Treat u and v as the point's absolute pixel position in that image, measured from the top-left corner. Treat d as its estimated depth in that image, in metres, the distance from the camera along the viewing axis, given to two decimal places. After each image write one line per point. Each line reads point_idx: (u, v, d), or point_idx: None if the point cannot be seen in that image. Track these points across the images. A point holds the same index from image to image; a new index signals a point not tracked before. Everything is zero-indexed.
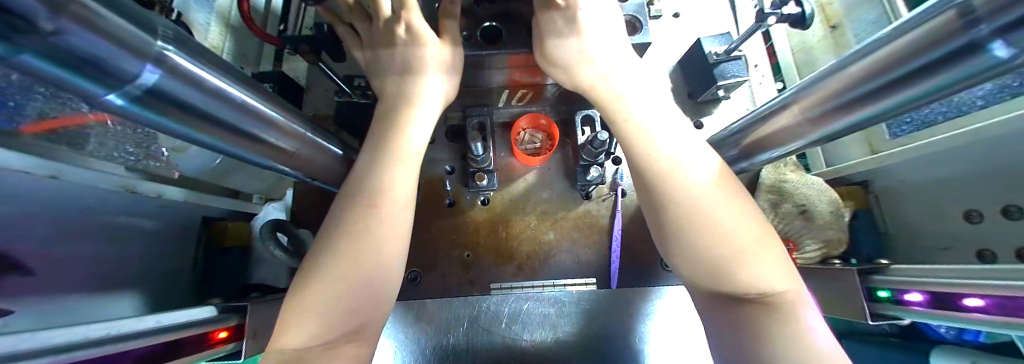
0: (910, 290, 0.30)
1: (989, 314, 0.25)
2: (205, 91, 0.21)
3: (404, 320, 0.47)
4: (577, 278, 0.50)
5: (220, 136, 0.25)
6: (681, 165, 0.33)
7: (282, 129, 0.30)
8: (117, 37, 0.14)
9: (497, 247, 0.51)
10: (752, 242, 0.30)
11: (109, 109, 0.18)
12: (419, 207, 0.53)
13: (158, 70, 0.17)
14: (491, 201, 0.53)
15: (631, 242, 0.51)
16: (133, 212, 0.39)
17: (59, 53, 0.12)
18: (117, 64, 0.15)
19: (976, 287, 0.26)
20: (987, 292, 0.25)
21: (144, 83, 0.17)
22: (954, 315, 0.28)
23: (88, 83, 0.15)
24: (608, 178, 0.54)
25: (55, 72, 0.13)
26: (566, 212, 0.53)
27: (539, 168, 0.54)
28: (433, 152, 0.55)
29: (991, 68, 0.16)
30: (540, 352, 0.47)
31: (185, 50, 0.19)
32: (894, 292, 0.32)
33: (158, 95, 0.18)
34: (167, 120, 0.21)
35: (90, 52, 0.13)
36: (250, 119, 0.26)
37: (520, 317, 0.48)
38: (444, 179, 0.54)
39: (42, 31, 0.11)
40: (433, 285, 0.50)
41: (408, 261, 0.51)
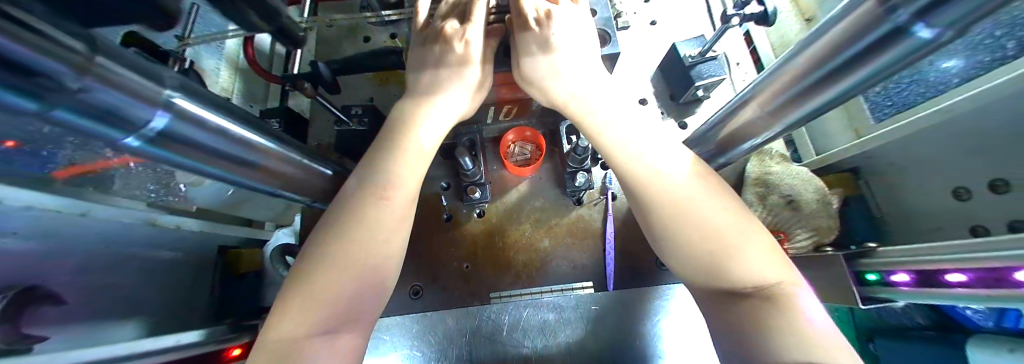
0: (897, 271, 0.31)
1: (965, 288, 0.26)
2: (208, 129, 0.24)
3: (409, 333, 0.48)
4: (574, 283, 0.51)
5: (223, 166, 0.28)
6: (660, 168, 0.35)
7: (281, 157, 0.33)
8: (131, 88, 0.17)
9: (494, 257, 0.53)
10: (739, 233, 0.31)
11: (128, 149, 0.21)
12: (418, 223, 0.55)
13: (167, 114, 0.21)
14: (486, 213, 0.55)
15: (626, 243, 0.52)
16: (154, 244, 0.43)
17: (80, 105, 0.15)
18: (131, 112, 0.18)
19: (951, 262, 0.26)
20: (961, 265, 0.26)
21: (155, 127, 0.20)
22: (938, 293, 0.28)
23: (108, 128, 0.18)
24: (597, 183, 0.55)
25: (79, 120, 0.16)
26: (558, 218, 0.54)
27: (531, 178, 0.57)
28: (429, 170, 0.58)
29: (917, 49, 0.18)
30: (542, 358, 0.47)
31: (192, 96, 0.23)
32: (882, 274, 0.32)
33: (169, 135, 0.22)
34: (177, 156, 0.24)
35: (109, 101, 0.16)
36: (251, 151, 0.29)
37: (521, 324, 0.48)
38: (440, 195, 0.57)
39: (73, 89, 0.14)
40: (435, 298, 0.52)
41: (410, 275, 0.53)
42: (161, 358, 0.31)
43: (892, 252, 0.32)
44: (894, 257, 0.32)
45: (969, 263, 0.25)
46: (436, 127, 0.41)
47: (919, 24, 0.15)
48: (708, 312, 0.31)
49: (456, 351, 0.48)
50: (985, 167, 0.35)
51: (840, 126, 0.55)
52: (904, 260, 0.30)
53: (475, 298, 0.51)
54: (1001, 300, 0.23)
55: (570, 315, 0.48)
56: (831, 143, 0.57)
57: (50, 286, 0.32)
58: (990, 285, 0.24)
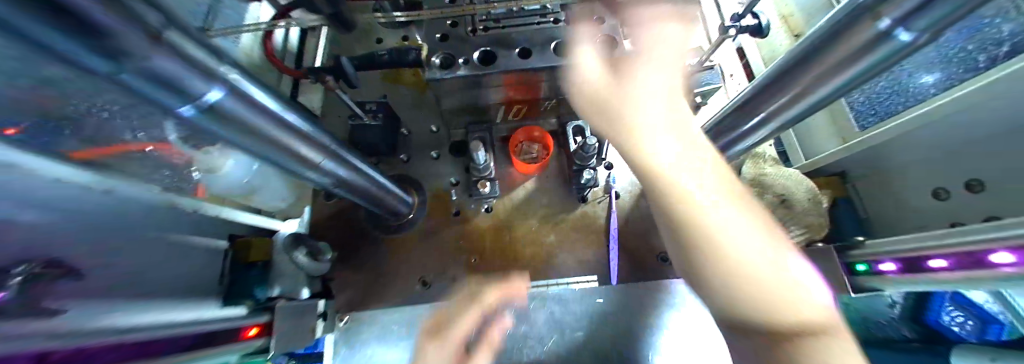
0: (886, 260, 0.33)
1: (955, 270, 0.28)
2: (257, 109, 0.24)
3: (418, 322, 0.50)
4: (579, 277, 0.52)
5: (263, 146, 0.27)
6: (663, 144, 0.27)
7: (317, 143, 0.33)
8: (194, 59, 0.17)
9: (501, 250, 0.55)
10: (748, 238, 0.24)
11: (182, 117, 0.21)
12: (428, 217, 0.57)
13: (223, 89, 0.20)
14: (495, 208, 0.57)
15: (629, 240, 0.54)
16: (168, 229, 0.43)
17: (147, 71, 0.15)
18: (190, 83, 0.18)
19: (936, 246, 0.29)
20: (948, 250, 0.28)
21: (210, 101, 0.20)
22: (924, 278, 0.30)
23: (168, 96, 0.18)
24: (602, 182, 0.57)
25: (145, 85, 0.16)
26: (564, 215, 0.56)
27: (538, 176, 0.59)
28: (439, 166, 0.60)
29: (897, 50, 0.20)
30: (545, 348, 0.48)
31: (245, 73, 0.22)
32: (869, 263, 0.35)
33: (221, 111, 0.21)
34: (228, 134, 0.24)
35: (171, 70, 0.16)
36: (292, 133, 0.29)
37: (526, 316, 0.50)
38: (450, 190, 0.58)
39: (144, 53, 0.14)
40: (443, 289, 0.53)
41: (418, 267, 0.54)
42: (181, 330, 0.31)
43: (877, 243, 0.34)
44: (879, 247, 0.34)
45: (959, 247, 0.27)
46: None
47: (900, 29, 0.18)
48: None
49: None
50: None
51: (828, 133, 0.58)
52: (889, 249, 0.33)
53: (482, 290, 0.53)
54: (987, 280, 0.26)
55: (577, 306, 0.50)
56: (818, 146, 0.57)
57: None
58: (980, 264, 0.26)
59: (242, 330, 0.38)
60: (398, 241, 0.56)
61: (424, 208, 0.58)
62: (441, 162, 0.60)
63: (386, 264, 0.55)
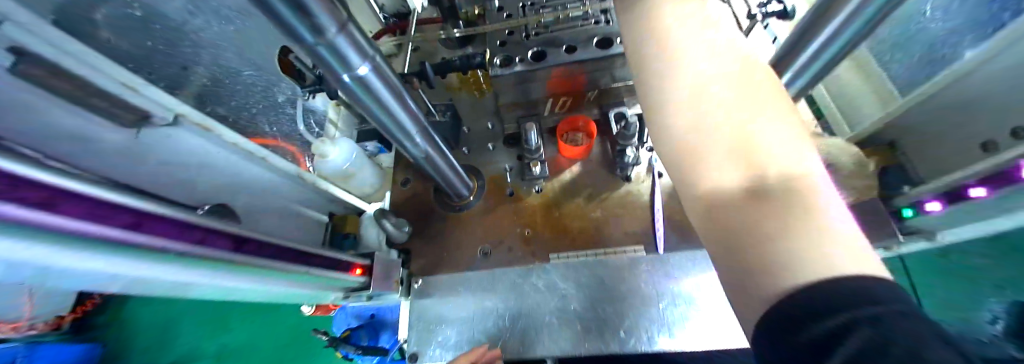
0: (930, 201, 0.44)
1: (986, 197, 0.38)
2: (383, 83, 0.35)
3: (461, 289, 0.57)
4: (626, 246, 0.57)
5: (383, 113, 0.38)
6: (691, 46, 0.21)
7: (414, 117, 0.43)
8: (357, 40, 0.28)
9: (551, 224, 0.61)
10: (789, 146, 0.17)
11: (345, 88, 0.33)
12: (486, 197, 0.66)
13: (367, 65, 0.31)
14: (545, 189, 0.65)
15: (673, 212, 0.58)
16: None
17: (335, 42, 0.26)
18: (352, 58, 0.29)
19: (974, 177, 0.40)
20: (980, 177, 0.39)
21: (360, 72, 0.31)
22: None
23: (339, 65, 0.29)
24: (644, 163, 0.63)
25: (331, 54, 0.27)
26: (609, 192, 0.62)
27: (582, 161, 0.66)
28: (495, 155, 0.70)
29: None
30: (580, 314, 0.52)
31: (379, 57, 0.33)
32: (916, 206, 0.47)
33: (365, 81, 0.32)
34: (370, 102, 0.36)
35: (346, 45, 0.27)
36: (399, 106, 0.39)
37: (560, 286, 0.54)
38: (503, 175, 0.67)
39: (333, 30, 0.25)
40: (502, 257, 0.60)
41: (479, 239, 0.62)
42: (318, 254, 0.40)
43: (924, 189, 0.46)
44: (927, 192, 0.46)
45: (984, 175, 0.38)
46: None
47: None
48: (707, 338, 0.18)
49: (512, 304, 0.55)
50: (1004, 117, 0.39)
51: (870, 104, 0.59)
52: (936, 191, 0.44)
53: (535, 258, 0.59)
54: None
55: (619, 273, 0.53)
56: (861, 117, 0.57)
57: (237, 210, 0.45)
58: (998, 187, 0.37)
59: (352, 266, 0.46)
60: (461, 218, 0.65)
61: (482, 190, 0.67)
62: (497, 151, 0.70)
63: (452, 236, 0.64)
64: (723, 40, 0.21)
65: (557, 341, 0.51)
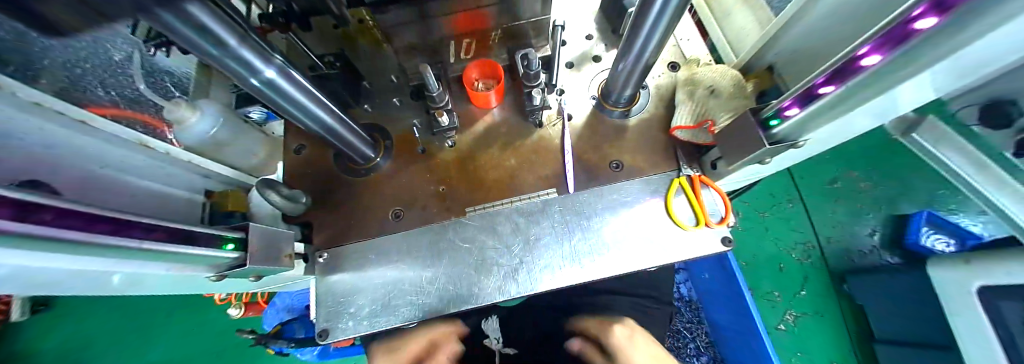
0: (789, 106, 0.40)
1: (830, 93, 0.34)
2: (220, 45, 0.26)
3: (387, 259, 0.54)
4: (541, 191, 0.56)
5: (245, 71, 0.31)
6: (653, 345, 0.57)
7: (283, 73, 0.35)
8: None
9: (467, 179, 0.59)
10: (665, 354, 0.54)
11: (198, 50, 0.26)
12: (395, 156, 0.62)
13: (190, 13, 0.21)
14: (457, 142, 0.61)
15: (583, 153, 0.58)
16: (134, 172, 0.48)
17: None
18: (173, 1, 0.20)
19: (822, 77, 0.35)
20: (829, 74, 0.34)
21: (190, 15, 0.21)
22: (810, 111, 0.37)
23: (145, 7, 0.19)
24: (554, 106, 0.61)
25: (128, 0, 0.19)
26: (522, 140, 0.60)
27: (499, 108, 0.62)
28: (400, 110, 0.64)
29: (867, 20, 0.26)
30: (502, 258, 0.53)
31: (217, 18, 0.24)
32: (778, 114, 0.42)
33: (184, 33, 0.23)
34: (227, 55, 0.28)
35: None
36: (243, 65, 0.30)
37: (473, 237, 0.54)
38: (413, 130, 0.62)
39: None
40: (414, 218, 0.58)
41: (392, 201, 0.59)
42: (174, 249, 0.32)
43: (786, 94, 0.41)
44: (786, 98, 0.41)
45: (836, 69, 0.33)
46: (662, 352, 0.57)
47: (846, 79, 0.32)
48: None
49: (441, 268, 0.53)
50: (882, 12, 0.46)
51: (752, 28, 0.72)
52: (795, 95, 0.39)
53: (451, 214, 0.57)
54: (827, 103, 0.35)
55: (534, 219, 0.54)
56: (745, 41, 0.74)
57: (45, 184, 0.35)
58: (848, 78, 0.31)
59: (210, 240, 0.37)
60: (369, 182, 0.60)
61: (392, 147, 0.62)
62: (406, 105, 0.64)
63: (360, 201, 0.60)
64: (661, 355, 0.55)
65: (461, 293, 0.52)
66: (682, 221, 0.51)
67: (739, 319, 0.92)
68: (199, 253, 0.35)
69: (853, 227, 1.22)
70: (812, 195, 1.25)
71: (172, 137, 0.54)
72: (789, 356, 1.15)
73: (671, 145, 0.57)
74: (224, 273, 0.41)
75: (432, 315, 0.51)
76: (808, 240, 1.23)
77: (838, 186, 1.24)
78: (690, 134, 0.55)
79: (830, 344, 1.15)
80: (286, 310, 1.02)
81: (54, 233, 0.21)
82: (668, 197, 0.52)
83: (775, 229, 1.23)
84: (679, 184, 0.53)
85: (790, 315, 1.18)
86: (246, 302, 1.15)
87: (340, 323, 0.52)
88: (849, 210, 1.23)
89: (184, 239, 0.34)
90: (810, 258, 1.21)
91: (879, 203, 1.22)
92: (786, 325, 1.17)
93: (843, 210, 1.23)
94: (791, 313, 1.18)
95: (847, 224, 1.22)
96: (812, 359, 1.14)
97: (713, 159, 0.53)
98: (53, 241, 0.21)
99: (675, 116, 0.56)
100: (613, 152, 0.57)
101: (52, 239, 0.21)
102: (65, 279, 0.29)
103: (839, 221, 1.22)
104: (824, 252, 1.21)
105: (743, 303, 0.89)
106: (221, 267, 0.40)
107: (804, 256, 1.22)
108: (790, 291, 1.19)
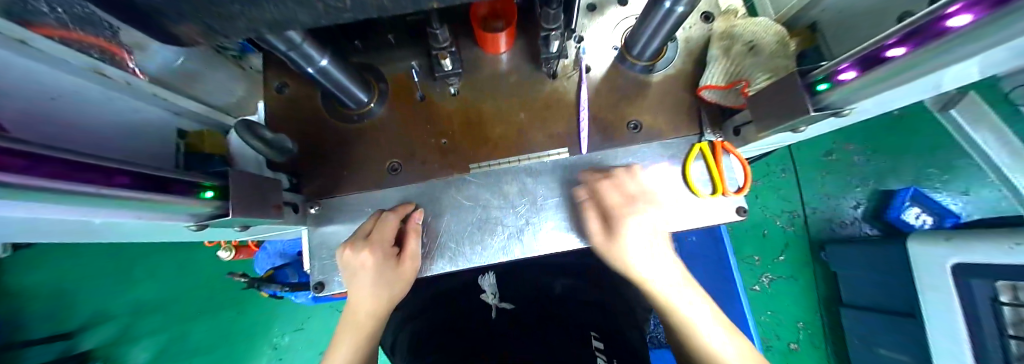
0: (846, 70, 0.35)
1: (896, 59, 0.29)
2: None
3: (379, 203, 0.52)
4: (551, 149, 0.53)
5: None
6: (645, 261, 0.44)
7: None
8: None
9: (471, 133, 0.54)
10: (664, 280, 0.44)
11: None
12: (391, 104, 0.56)
13: None
14: (461, 92, 0.55)
15: (599, 111, 0.53)
16: (104, 109, 0.42)
17: None
18: None
19: (892, 39, 0.30)
20: (902, 36, 0.29)
21: None
22: (869, 76, 0.33)
23: None
24: (571, 55, 0.54)
25: None
26: (533, 92, 0.54)
27: (509, 53, 0.55)
28: (397, 50, 0.56)
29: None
30: (502, 214, 0.50)
31: None
32: (831, 78, 0.37)
33: None
34: None
35: None
36: None
37: (473, 190, 0.51)
38: (412, 74, 0.55)
39: None
40: (413, 172, 0.54)
41: (388, 153, 0.54)
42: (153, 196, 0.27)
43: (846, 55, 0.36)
44: (845, 61, 0.36)
45: (909, 30, 0.28)
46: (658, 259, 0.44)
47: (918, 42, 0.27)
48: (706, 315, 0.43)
49: (441, 218, 0.51)
50: None
51: None
52: (859, 56, 0.34)
53: (453, 169, 0.54)
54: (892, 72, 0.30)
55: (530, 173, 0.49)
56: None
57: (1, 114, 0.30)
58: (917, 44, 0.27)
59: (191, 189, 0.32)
60: (362, 131, 0.55)
61: (389, 94, 0.55)
62: (403, 43, 0.56)
63: (352, 150, 0.55)
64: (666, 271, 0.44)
65: (462, 251, 0.50)
66: (698, 189, 0.49)
67: (721, 281, 0.95)
68: (196, 203, 0.32)
69: (840, 198, 1.24)
70: (804, 165, 1.26)
71: (133, 66, 0.44)
72: (759, 314, 1.22)
73: (695, 108, 0.53)
74: (206, 223, 0.37)
75: (432, 272, 0.50)
76: (794, 209, 1.26)
77: (832, 158, 1.26)
78: (719, 96, 0.50)
79: (798, 306, 1.22)
80: (278, 255, 1.02)
81: (56, 186, 0.19)
82: (686, 163, 0.50)
83: (766, 197, 1.26)
84: (699, 149, 0.50)
85: (766, 277, 1.23)
86: (236, 246, 1.14)
87: (336, 276, 0.51)
88: (838, 182, 1.24)
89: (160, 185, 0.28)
90: (794, 226, 1.25)
91: (868, 177, 1.23)
92: (761, 286, 1.23)
93: (830, 181, 1.25)
94: (767, 276, 1.23)
95: (834, 194, 1.24)
96: (779, 318, 1.21)
97: (736, 125, 0.49)
98: (52, 193, 0.19)
99: (705, 74, 0.51)
100: (632, 111, 0.53)
101: (59, 191, 0.19)
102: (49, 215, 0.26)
103: (826, 190, 1.25)
104: (808, 221, 1.24)
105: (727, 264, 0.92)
106: (199, 217, 0.36)
107: (788, 223, 1.25)
108: (770, 256, 1.24)
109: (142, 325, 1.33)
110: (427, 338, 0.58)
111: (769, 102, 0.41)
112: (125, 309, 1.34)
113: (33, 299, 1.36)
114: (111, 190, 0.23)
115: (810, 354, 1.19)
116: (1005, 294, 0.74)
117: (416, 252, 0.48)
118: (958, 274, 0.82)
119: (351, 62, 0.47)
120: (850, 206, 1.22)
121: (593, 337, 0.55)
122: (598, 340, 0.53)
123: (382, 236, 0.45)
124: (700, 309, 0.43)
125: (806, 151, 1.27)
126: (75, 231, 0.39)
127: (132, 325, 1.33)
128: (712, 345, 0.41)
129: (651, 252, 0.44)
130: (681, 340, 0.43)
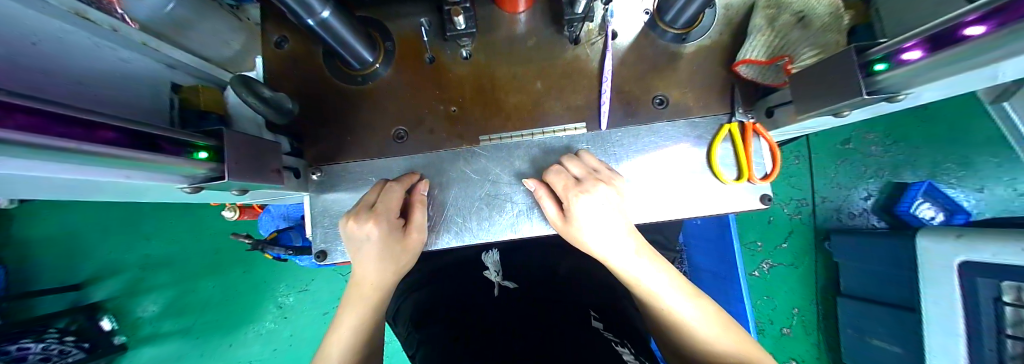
0: (910, 48, 0.27)
1: (975, 39, 0.22)
2: None
3: (385, 172, 0.50)
4: (567, 124, 0.50)
5: None
6: (606, 254, 0.42)
7: None
8: None
9: (483, 101, 0.51)
10: (634, 267, 0.42)
11: None
12: (397, 65, 0.51)
13: None
14: (473, 56, 0.51)
15: (621, 82, 0.50)
16: (102, 60, 0.39)
17: None
18: None
19: (977, 11, 0.22)
20: (987, 9, 0.21)
21: None
22: (949, 55, 0.24)
23: None
24: (596, 18, 0.49)
25: None
26: (552, 58, 0.50)
27: (526, 13, 0.50)
28: (405, 3, 0.51)
29: None
30: (511, 189, 0.48)
31: None
32: (890, 57, 0.29)
33: None
34: None
35: None
36: None
37: (480, 163, 0.49)
38: (420, 33, 0.51)
39: None
40: (420, 141, 0.51)
41: (393, 119, 0.51)
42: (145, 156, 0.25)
43: (924, 26, 0.27)
44: (914, 34, 0.27)
45: (998, 2, 0.20)
46: (622, 249, 0.42)
47: (1001, 19, 0.19)
48: (679, 289, 0.43)
49: (446, 188, 0.49)
50: None
51: None
52: (935, 27, 0.26)
53: (463, 140, 0.51)
54: (976, 52, 0.22)
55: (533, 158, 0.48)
56: None
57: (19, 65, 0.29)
58: (1005, 22, 0.19)
59: (184, 150, 0.29)
60: (366, 95, 0.52)
61: (397, 56, 0.51)
62: None
63: (356, 115, 0.52)
64: (637, 257, 0.42)
65: (469, 226, 0.49)
66: (723, 174, 0.46)
67: (723, 266, 0.94)
68: (190, 164, 0.30)
69: (851, 189, 1.20)
70: (820, 154, 1.22)
71: (122, 12, 0.43)
72: (756, 298, 1.24)
73: (728, 84, 0.49)
74: (201, 186, 0.35)
75: (437, 246, 0.49)
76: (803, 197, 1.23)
77: (849, 147, 1.21)
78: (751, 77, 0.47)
79: (796, 293, 1.23)
80: (282, 218, 1.03)
81: (41, 142, 0.17)
82: (711, 146, 0.47)
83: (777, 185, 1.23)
84: (728, 130, 0.47)
85: (767, 264, 1.24)
86: (240, 206, 1.14)
87: (339, 246, 0.50)
88: (853, 172, 1.20)
89: (149, 142, 0.26)
90: (801, 214, 1.23)
91: (885, 168, 1.19)
92: (760, 272, 1.24)
93: (844, 171, 1.21)
94: (768, 262, 1.24)
95: (846, 186, 1.21)
96: (774, 302, 1.23)
97: (769, 106, 0.46)
98: (32, 149, 0.17)
99: (744, 47, 0.46)
100: (658, 84, 0.50)
101: (36, 145, 0.17)
102: (39, 174, 0.25)
103: (838, 181, 1.21)
104: (816, 210, 1.22)
105: (731, 250, 0.90)
106: (195, 179, 0.34)
107: (795, 211, 1.23)
108: (773, 244, 1.24)
109: (151, 279, 1.38)
110: (434, 310, 0.58)
111: (818, 81, 0.36)
112: (134, 263, 1.39)
113: (43, 249, 1.40)
114: (96, 149, 0.21)
115: (800, 339, 1.22)
116: (1009, 294, 0.75)
117: (423, 225, 0.47)
118: (964, 273, 0.81)
119: (351, 14, 0.41)
120: (862, 198, 1.19)
121: (591, 316, 0.54)
122: (597, 321, 0.53)
123: (388, 207, 0.43)
124: (665, 285, 0.43)
125: (825, 140, 1.22)
126: (76, 189, 0.37)
127: (142, 278, 1.38)
128: (677, 312, 0.42)
129: (616, 242, 0.41)
130: (655, 313, 0.44)
